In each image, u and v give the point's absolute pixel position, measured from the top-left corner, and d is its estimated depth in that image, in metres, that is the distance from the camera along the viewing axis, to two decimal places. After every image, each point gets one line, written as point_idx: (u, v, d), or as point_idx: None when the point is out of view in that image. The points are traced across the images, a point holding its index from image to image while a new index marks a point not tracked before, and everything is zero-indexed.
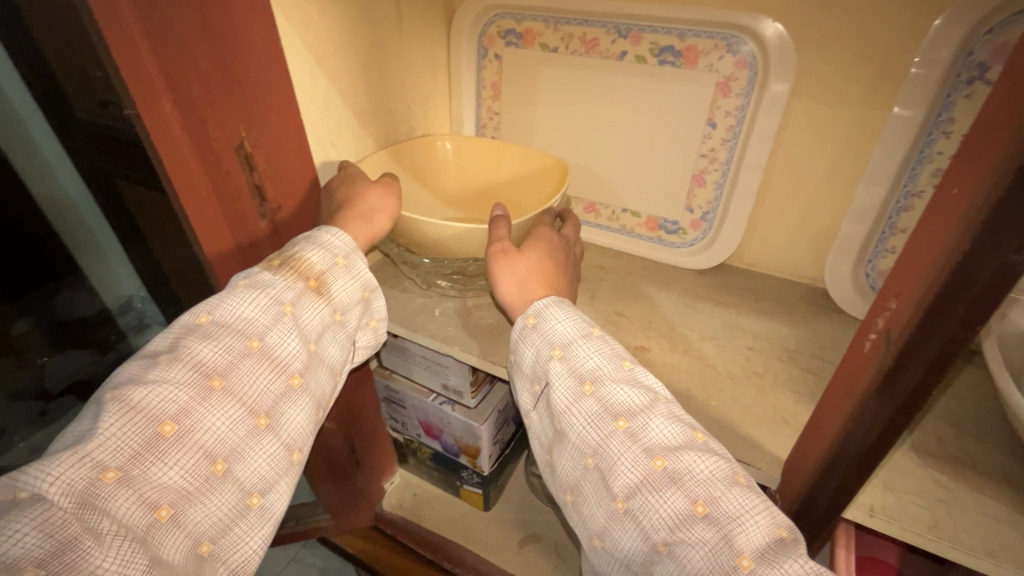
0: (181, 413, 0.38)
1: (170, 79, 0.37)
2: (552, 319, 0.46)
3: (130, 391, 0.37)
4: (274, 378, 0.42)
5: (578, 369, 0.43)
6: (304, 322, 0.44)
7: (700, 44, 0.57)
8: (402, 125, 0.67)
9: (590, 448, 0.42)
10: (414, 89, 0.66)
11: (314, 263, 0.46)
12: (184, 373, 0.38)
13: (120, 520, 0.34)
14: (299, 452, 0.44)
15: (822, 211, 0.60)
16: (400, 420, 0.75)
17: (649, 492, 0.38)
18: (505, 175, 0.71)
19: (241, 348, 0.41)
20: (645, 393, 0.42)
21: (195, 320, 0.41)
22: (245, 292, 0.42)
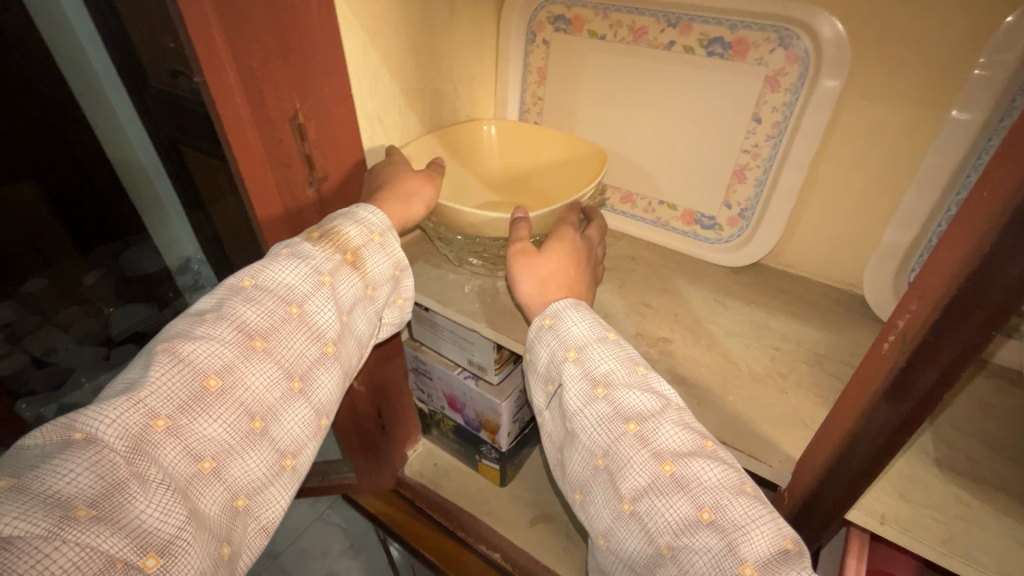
0: (225, 370, 0.41)
1: (234, 51, 0.40)
2: (569, 321, 0.47)
3: (180, 345, 0.40)
4: (310, 345, 0.45)
5: (591, 371, 0.44)
6: (340, 294, 0.47)
7: (751, 36, 0.56)
8: (447, 105, 0.69)
9: (601, 449, 0.43)
10: (460, 71, 0.68)
11: (353, 239, 0.48)
12: (229, 333, 0.42)
13: (165, 468, 0.37)
14: (325, 417, 0.47)
15: (867, 215, 0.58)
16: (427, 391, 0.78)
17: (657, 496, 0.39)
18: (544, 161, 0.72)
19: (282, 313, 0.44)
20: (657, 398, 0.42)
21: (240, 282, 0.44)
22: (288, 260, 0.45)
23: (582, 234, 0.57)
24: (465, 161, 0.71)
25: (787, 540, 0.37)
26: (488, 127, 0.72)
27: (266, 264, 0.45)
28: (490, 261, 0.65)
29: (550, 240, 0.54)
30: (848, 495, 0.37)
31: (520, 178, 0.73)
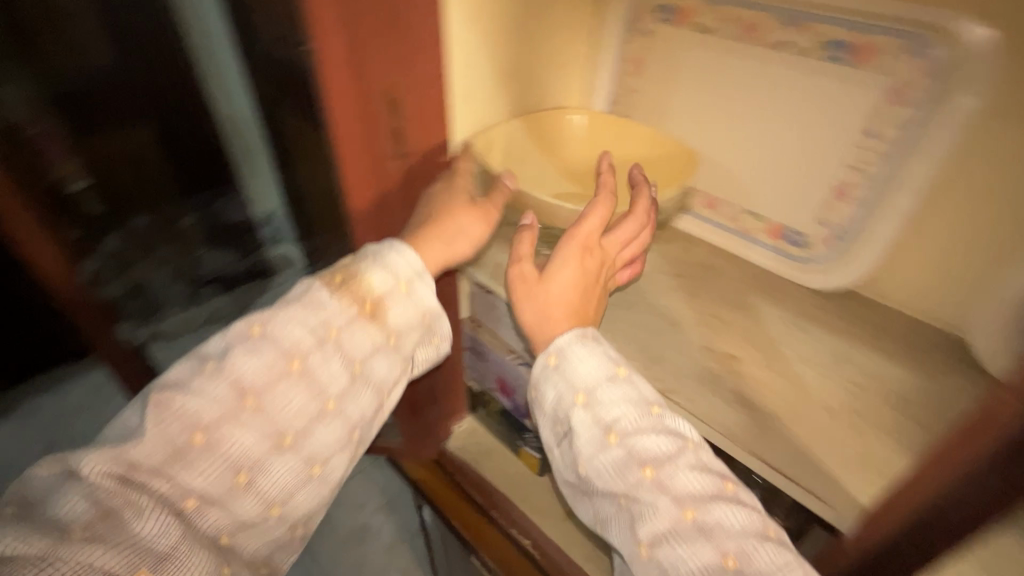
0: (209, 428, 0.46)
1: (346, 19, 0.42)
2: (576, 363, 0.50)
3: (172, 400, 0.45)
4: (308, 399, 0.49)
5: (601, 417, 0.48)
6: (346, 347, 0.50)
7: (880, 43, 0.51)
8: (536, 91, 0.68)
9: (619, 495, 0.46)
10: (557, 56, 0.67)
11: (375, 286, 0.51)
12: (222, 389, 0.46)
13: (151, 506, 0.42)
14: (321, 469, 0.50)
15: (980, 252, 0.55)
16: (478, 371, 0.79)
17: (677, 544, 0.42)
18: (628, 153, 0.70)
19: (282, 367, 0.48)
20: (674, 442, 0.46)
21: (249, 330, 0.49)
22: (297, 314, 0.50)
23: (602, 241, 0.55)
24: (550, 151, 0.70)
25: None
26: (576, 117, 0.71)
27: (282, 315, 0.49)
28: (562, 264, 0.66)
29: (552, 259, 0.54)
30: (939, 543, 0.36)
31: (600, 168, 0.72)
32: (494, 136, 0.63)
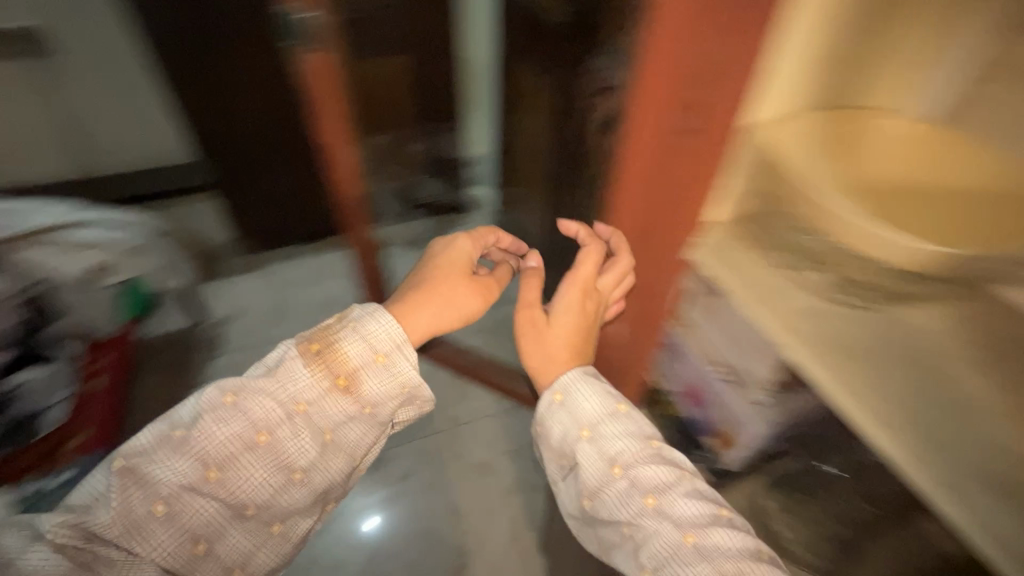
0: (169, 502, 0.64)
1: None
2: (580, 401, 0.72)
3: (140, 467, 0.64)
4: (271, 472, 0.67)
5: (607, 452, 0.69)
6: (312, 418, 0.69)
7: None
8: (852, 92, 0.64)
9: (625, 521, 0.66)
10: (890, 61, 0.62)
11: (350, 359, 0.70)
12: (187, 465, 0.64)
13: (124, 554, 0.63)
14: (277, 524, 0.70)
15: None
16: (673, 377, 1.08)
17: (676, 562, 0.61)
18: (932, 181, 0.64)
19: (250, 443, 0.66)
20: (671, 472, 0.66)
21: (218, 400, 0.66)
22: (263, 398, 0.67)
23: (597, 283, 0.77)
24: (852, 161, 0.64)
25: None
26: (890, 119, 0.66)
27: (243, 402, 0.66)
28: (846, 308, 0.67)
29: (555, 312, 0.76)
30: None
31: (898, 188, 0.65)
32: (799, 132, 0.63)
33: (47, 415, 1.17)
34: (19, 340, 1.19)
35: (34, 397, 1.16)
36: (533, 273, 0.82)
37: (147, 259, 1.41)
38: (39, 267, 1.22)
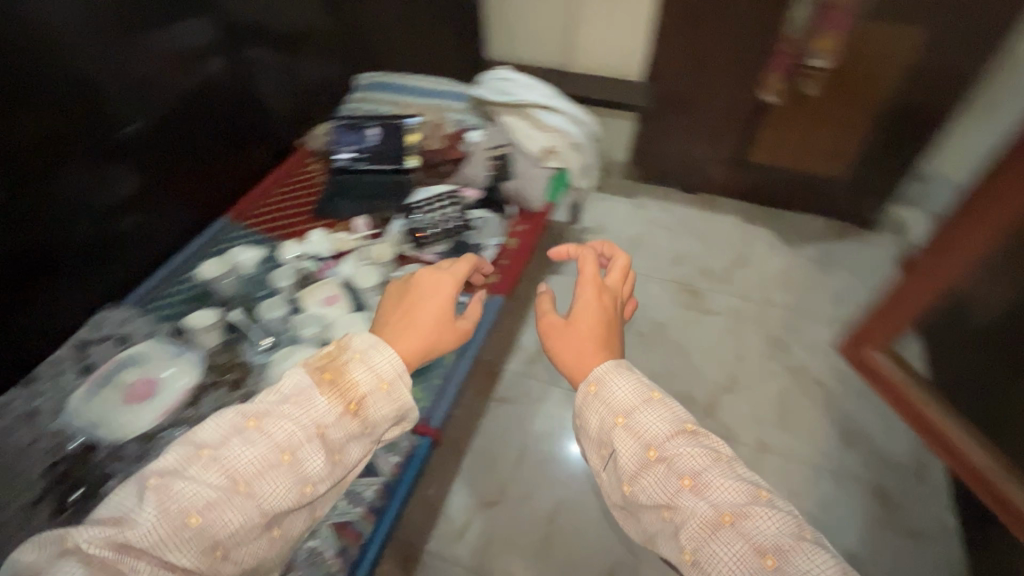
0: (205, 509, 0.59)
1: None
2: (612, 388, 0.78)
3: (174, 485, 0.59)
4: (292, 485, 0.63)
5: (641, 436, 0.73)
6: (330, 437, 0.66)
7: None
8: None
9: (665, 503, 0.69)
10: None
11: (359, 386, 0.69)
12: (221, 478, 0.60)
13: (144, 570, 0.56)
14: (279, 528, 0.65)
15: None
16: None
17: (718, 543, 0.64)
18: None
19: (276, 459, 0.63)
20: (706, 453, 0.71)
21: (246, 422, 0.64)
22: (297, 408, 0.66)
23: (604, 289, 0.94)
24: None
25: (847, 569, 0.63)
26: None
27: (278, 413, 0.65)
28: None
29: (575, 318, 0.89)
30: None
31: None
32: None
33: (483, 247, 1.37)
34: (489, 189, 1.50)
35: (480, 233, 1.40)
36: (545, 292, 0.97)
37: (582, 157, 1.57)
38: (515, 138, 1.53)
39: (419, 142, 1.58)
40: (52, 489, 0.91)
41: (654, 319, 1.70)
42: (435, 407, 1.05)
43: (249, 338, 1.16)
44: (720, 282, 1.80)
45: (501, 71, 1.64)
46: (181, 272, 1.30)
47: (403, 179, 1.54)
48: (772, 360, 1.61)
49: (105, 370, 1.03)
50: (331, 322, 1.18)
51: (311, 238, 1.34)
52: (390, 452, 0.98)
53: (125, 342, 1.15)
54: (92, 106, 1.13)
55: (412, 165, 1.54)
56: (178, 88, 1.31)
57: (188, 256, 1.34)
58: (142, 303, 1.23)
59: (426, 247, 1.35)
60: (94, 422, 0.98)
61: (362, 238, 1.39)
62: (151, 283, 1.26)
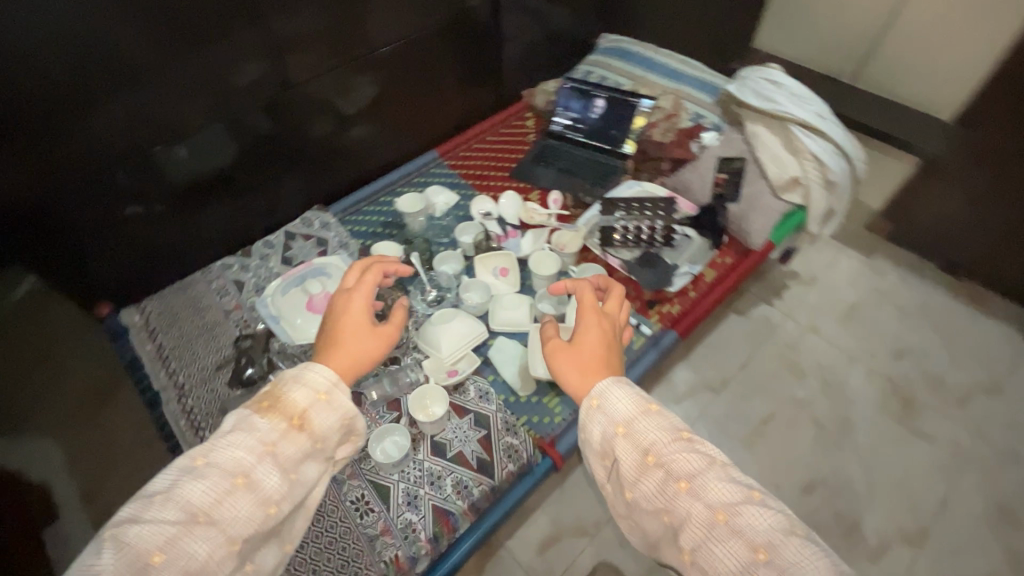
0: (169, 542, 0.57)
1: None
2: (612, 400, 0.70)
3: (129, 530, 0.57)
4: (254, 507, 0.63)
5: (641, 444, 0.66)
6: (281, 454, 0.66)
7: None
8: None
9: (663, 508, 0.64)
10: None
11: (297, 402, 0.68)
12: (179, 513, 0.59)
13: None
14: (249, 562, 0.64)
15: None
16: None
17: (714, 545, 0.59)
18: None
19: (229, 485, 0.62)
20: (701, 458, 0.64)
21: (196, 462, 0.63)
22: (240, 434, 0.65)
23: (603, 310, 0.85)
24: None
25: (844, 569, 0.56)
26: None
27: (224, 440, 0.65)
28: None
29: (577, 335, 0.80)
30: None
31: None
32: None
33: (677, 271, 1.17)
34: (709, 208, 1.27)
35: (677, 253, 1.20)
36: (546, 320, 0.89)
37: (835, 200, 1.27)
38: (758, 156, 1.28)
39: (642, 128, 1.42)
40: (233, 360, 1.03)
41: (840, 412, 1.39)
42: (567, 427, 0.99)
43: (416, 287, 1.15)
44: (951, 403, 1.39)
45: (770, 70, 1.36)
46: (383, 193, 1.39)
47: (613, 163, 1.41)
48: (988, 530, 1.22)
49: (301, 271, 1.09)
50: (496, 295, 1.14)
51: (505, 200, 1.34)
52: (509, 459, 0.93)
53: (322, 246, 1.28)
54: (356, 21, 1.19)
55: (626, 151, 1.41)
56: (435, 12, 1.31)
57: (393, 181, 1.41)
58: (343, 214, 1.34)
59: (614, 249, 1.19)
60: (277, 316, 1.05)
61: (552, 216, 1.31)
62: (356, 198, 1.36)
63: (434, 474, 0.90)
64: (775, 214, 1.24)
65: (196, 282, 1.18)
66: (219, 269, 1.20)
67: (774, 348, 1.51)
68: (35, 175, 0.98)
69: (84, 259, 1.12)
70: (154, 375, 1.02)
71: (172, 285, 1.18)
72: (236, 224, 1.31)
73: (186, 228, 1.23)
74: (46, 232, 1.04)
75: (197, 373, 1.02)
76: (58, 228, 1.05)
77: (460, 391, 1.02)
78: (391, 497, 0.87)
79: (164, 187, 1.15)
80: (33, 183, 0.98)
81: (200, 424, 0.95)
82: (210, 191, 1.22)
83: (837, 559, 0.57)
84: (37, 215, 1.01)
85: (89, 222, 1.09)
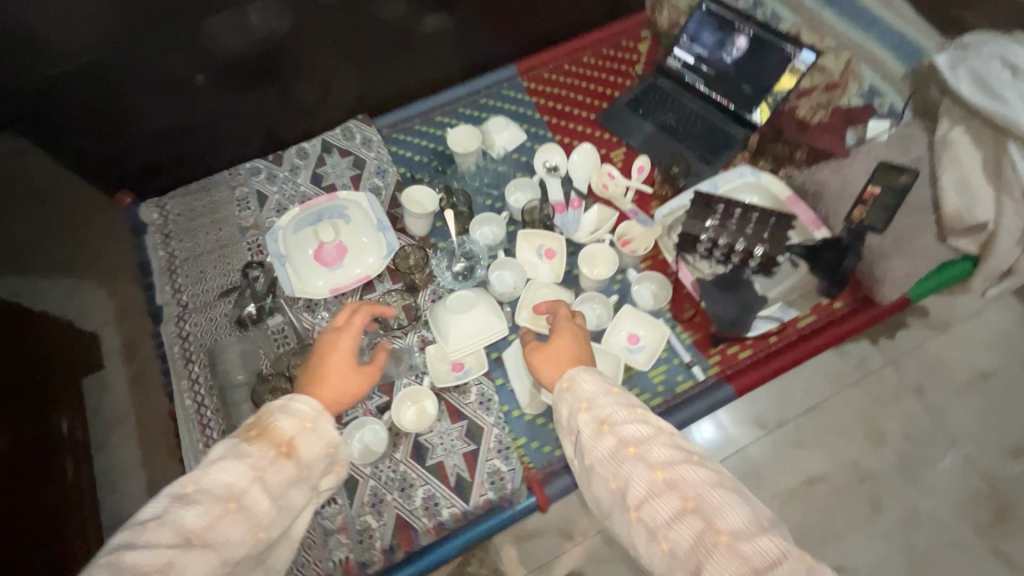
0: (168, 563, 0.48)
1: None
2: (581, 381, 0.71)
3: (123, 557, 0.48)
4: (244, 533, 0.53)
5: (600, 415, 0.67)
6: (270, 483, 0.56)
7: None
8: None
9: (613, 473, 0.63)
10: None
11: (284, 430, 0.58)
12: (170, 538, 0.50)
13: None
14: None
15: None
16: None
17: (654, 500, 0.59)
18: None
19: (221, 508, 0.53)
20: (648, 429, 0.65)
21: (185, 487, 0.53)
22: (227, 462, 0.55)
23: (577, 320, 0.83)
24: None
25: (764, 520, 0.57)
26: None
27: (216, 466, 0.55)
28: None
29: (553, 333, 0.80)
30: None
31: None
32: None
33: (760, 312, 0.92)
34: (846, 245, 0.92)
35: (770, 284, 0.93)
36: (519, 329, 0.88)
37: None
38: (938, 175, 0.92)
39: (789, 91, 1.03)
40: (237, 291, 0.96)
41: (914, 500, 1.15)
42: (563, 466, 0.87)
43: (445, 251, 1.00)
44: None
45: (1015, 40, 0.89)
46: (438, 112, 1.17)
47: (734, 132, 1.08)
48: None
49: (319, 206, 0.96)
50: (533, 282, 0.96)
51: (577, 156, 1.09)
52: (490, 487, 0.84)
53: (357, 167, 1.11)
54: None
55: (755, 117, 1.06)
56: None
57: (454, 98, 1.18)
58: (389, 130, 1.15)
59: (690, 258, 0.95)
60: (283, 256, 0.93)
61: (630, 190, 1.05)
62: (409, 113, 1.16)
63: (406, 481, 0.83)
64: (927, 262, 0.91)
65: (221, 184, 1.08)
66: (247, 174, 1.09)
67: (859, 399, 1.24)
68: (43, 40, 0.85)
69: (120, 140, 1.03)
70: (161, 288, 0.98)
71: (200, 182, 1.09)
72: (275, 121, 1.12)
73: (224, 118, 1.07)
74: (68, 101, 0.94)
75: (202, 296, 0.97)
76: (83, 105, 0.95)
77: (460, 390, 0.89)
78: (358, 493, 0.82)
79: (199, 62, 0.97)
80: (42, 54, 0.87)
81: (191, 355, 0.91)
82: (260, 71, 1.03)
83: (759, 511, 0.58)
84: (55, 88, 0.91)
85: (117, 100, 0.97)
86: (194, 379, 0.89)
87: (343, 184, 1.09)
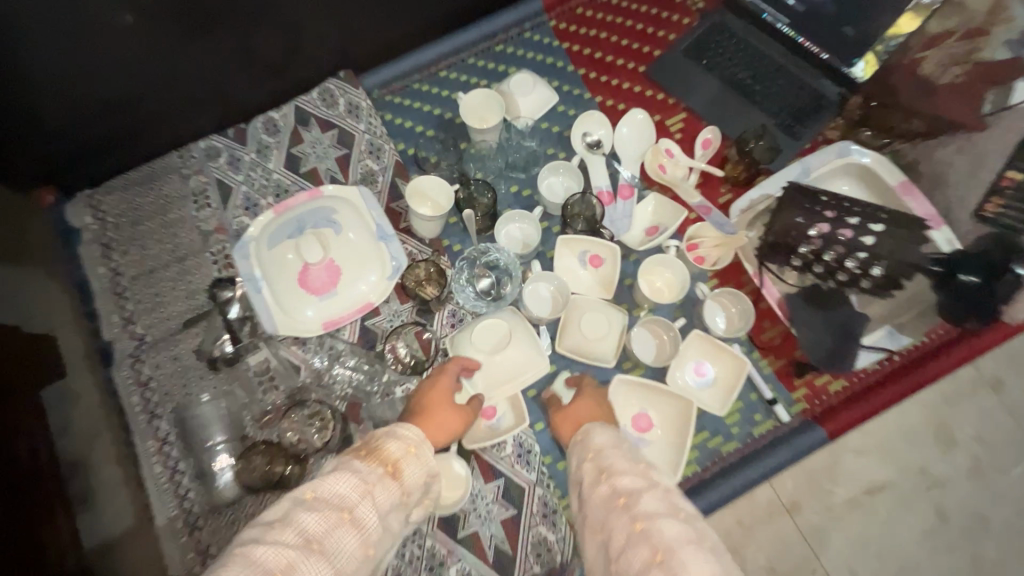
0: (290, 566, 0.39)
1: None
2: (593, 435, 0.56)
3: (253, 551, 0.39)
4: (355, 550, 0.42)
5: (601, 461, 0.52)
6: (379, 501, 0.45)
7: None
8: None
9: (599, 524, 0.49)
10: None
11: (393, 451, 0.49)
12: (291, 538, 0.40)
13: None
14: None
15: None
16: None
17: (625, 553, 0.45)
18: None
19: (336, 518, 0.42)
20: (642, 479, 0.49)
21: (303, 491, 0.44)
22: (340, 473, 0.45)
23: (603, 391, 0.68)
24: None
25: None
26: None
27: (331, 474, 0.45)
28: None
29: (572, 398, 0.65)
30: None
31: None
32: None
33: (866, 340, 0.74)
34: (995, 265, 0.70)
35: (874, 306, 0.75)
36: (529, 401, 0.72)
37: None
38: None
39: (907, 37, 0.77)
40: (206, 318, 0.76)
41: None
42: None
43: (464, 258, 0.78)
44: None
45: None
46: (443, 65, 0.91)
47: (824, 91, 0.84)
48: None
49: (300, 205, 0.75)
50: (577, 297, 0.76)
51: (625, 129, 0.85)
52: (536, 561, 0.69)
53: (342, 144, 0.86)
54: None
55: (857, 73, 0.80)
56: None
57: (465, 44, 0.91)
58: (382, 91, 0.90)
59: (777, 267, 0.76)
60: (261, 278, 0.73)
61: (693, 176, 0.83)
62: (408, 66, 0.90)
63: (435, 559, 0.69)
64: None
65: (169, 172, 0.84)
66: (201, 157, 0.85)
67: (926, 398, 1.09)
68: None
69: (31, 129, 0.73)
70: (108, 319, 0.77)
71: (144, 166, 0.84)
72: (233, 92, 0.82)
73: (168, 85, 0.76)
74: None
75: (160, 327, 0.76)
76: None
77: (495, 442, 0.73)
78: None
79: None
80: None
81: (156, 408, 0.73)
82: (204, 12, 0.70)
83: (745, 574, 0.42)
84: None
85: (3, 56, 0.64)
86: (164, 439, 0.72)
87: (328, 168, 0.85)
